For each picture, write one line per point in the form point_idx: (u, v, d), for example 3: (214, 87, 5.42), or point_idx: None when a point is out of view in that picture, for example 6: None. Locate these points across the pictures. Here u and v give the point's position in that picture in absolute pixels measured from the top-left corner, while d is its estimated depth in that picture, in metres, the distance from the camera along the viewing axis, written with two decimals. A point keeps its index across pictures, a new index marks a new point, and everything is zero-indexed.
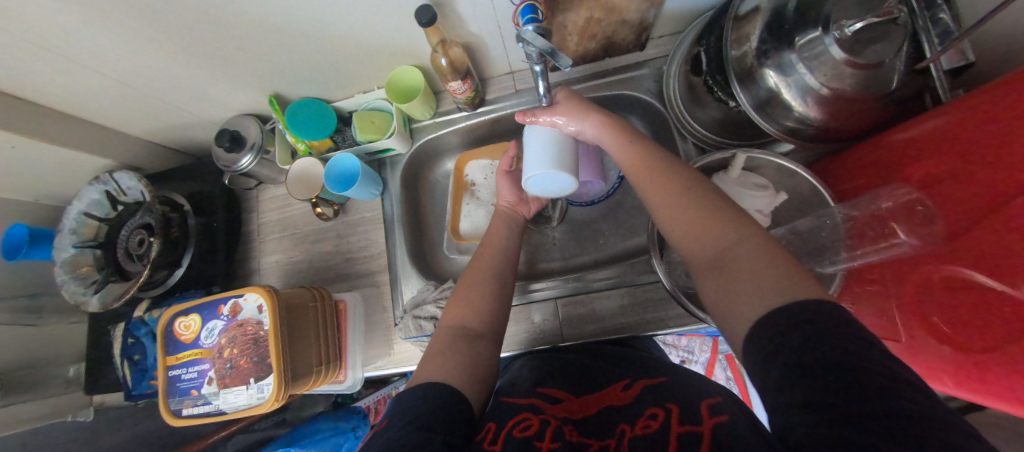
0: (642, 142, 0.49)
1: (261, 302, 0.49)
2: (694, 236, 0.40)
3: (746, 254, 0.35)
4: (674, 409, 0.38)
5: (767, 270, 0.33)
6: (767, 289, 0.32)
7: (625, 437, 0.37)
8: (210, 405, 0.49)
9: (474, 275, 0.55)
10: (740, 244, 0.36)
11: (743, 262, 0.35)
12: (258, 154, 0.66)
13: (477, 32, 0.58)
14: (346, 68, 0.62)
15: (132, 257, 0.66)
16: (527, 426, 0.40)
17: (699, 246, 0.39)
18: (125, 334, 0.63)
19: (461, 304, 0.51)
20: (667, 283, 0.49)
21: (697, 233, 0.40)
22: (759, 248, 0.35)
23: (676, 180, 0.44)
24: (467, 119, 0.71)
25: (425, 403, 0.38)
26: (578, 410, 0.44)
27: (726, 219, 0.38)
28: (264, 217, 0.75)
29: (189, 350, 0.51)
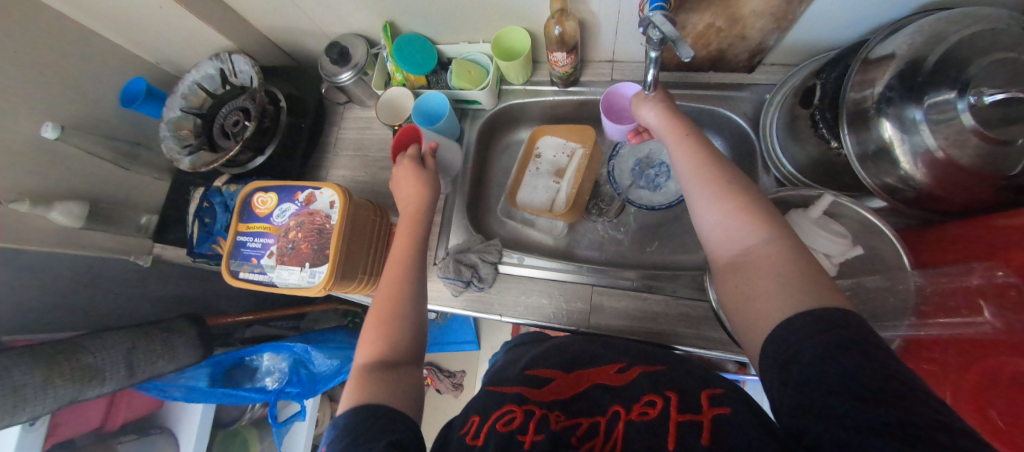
0: (710, 152, 0.46)
1: (334, 198, 0.53)
2: (727, 231, 0.41)
3: (768, 253, 0.37)
4: (673, 397, 0.38)
5: (793, 274, 0.34)
6: (782, 289, 0.34)
7: (619, 419, 0.38)
8: (264, 276, 0.53)
9: (382, 293, 0.51)
10: (766, 243, 0.37)
11: (766, 260, 0.37)
12: (358, 75, 0.71)
13: (597, 11, 0.59)
14: (462, 15, 0.65)
15: (225, 134, 0.72)
16: (512, 418, 0.40)
17: (730, 240, 0.40)
18: (202, 198, 0.69)
19: (371, 341, 0.47)
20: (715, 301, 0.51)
21: (728, 227, 0.41)
22: (785, 250, 0.36)
23: (732, 186, 0.42)
24: (555, 95, 0.73)
25: (359, 419, 0.37)
26: (565, 391, 0.45)
27: (759, 218, 0.39)
28: (343, 133, 0.80)
29: (260, 223, 0.55)
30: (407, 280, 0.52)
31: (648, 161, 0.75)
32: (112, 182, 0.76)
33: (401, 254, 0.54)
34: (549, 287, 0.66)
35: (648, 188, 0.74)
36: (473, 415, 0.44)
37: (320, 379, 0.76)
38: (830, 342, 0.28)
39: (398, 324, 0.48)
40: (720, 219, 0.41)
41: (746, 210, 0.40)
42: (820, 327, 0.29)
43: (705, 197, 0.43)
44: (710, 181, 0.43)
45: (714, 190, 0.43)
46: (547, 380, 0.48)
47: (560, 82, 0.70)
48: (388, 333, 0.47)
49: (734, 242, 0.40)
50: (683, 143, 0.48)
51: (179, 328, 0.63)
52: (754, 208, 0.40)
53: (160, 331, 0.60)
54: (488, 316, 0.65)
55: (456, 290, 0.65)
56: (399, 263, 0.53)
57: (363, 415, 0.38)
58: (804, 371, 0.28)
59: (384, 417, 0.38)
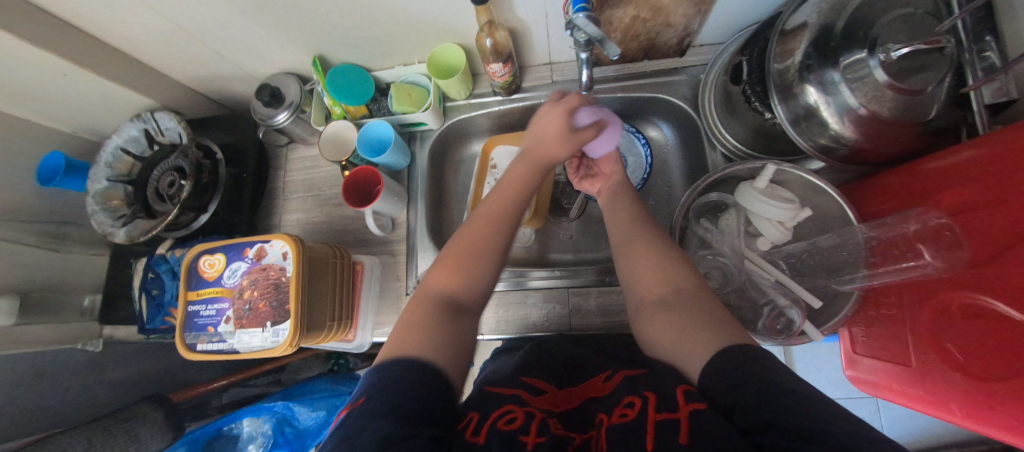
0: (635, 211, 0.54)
1: (286, 249, 0.50)
2: (648, 280, 0.45)
3: (695, 297, 0.42)
4: (652, 397, 0.36)
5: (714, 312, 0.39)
6: (703, 326, 0.38)
7: (602, 426, 0.37)
8: (224, 343, 0.50)
9: (474, 232, 0.52)
10: (695, 287, 0.43)
11: (688, 302, 0.41)
12: (295, 113, 0.68)
13: (524, 18, 0.59)
14: (391, 39, 0.63)
15: (161, 197, 0.68)
16: (512, 418, 0.38)
17: (657, 284, 0.44)
18: (146, 268, 0.65)
19: (448, 272, 0.49)
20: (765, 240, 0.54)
21: (658, 274, 0.45)
22: (703, 296, 0.42)
23: (655, 243, 0.49)
24: (500, 104, 0.72)
25: (402, 390, 0.36)
26: (562, 403, 0.44)
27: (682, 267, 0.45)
28: (290, 175, 0.76)
29: (211, 288, 0.52)
30: (500, 231, 0.52)
31: None
32: (43, 268, 0.70)
33: (507, 193, 0.55)
34: (526, 297, 0.65)
35: None
36: (471, 412, 0.41)
37: (307, 434, 0.71)
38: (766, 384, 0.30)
39: (476, 272, 0.49)
40: (645, 271, 0.46)
41: (663, 264, 0.46)
42: (746, 361, 0.33)
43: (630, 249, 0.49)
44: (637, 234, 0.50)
45: (639, 245, 0.49)
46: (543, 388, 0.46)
47: (502, 92, 0.70)
48: (468, 277, 0.49)
49: (659, 290, 0.44)
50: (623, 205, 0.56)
51: (142, 413, 0.58)
52: (673, 262, 0.46)
53: (120, 421, 0.56)
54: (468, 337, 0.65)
55: None
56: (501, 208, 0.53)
57: (391, 378, 0.38)
58: (762, 391, 0.30)
59: (423, 384, 0.37)
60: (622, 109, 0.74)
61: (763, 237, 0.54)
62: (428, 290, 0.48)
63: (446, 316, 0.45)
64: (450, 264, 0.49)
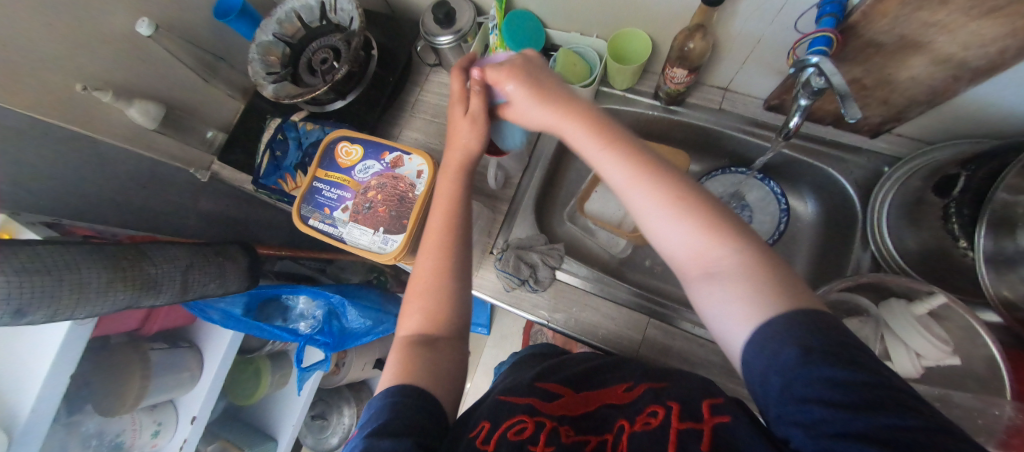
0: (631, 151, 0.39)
1: (422, 169, 0.51)
2: (682, 247, 0.36)
3: (738, 257, 0.34)
4: (674, 407, 0.37)
5: (761, 283, 0.32)
6: (763, 296, 0.32)
7: (623, 432, 0.38)
8: (334, 229, 0.51)
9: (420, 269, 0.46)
10: (733, 248, 0.34)
11: (744, 273, 0.33)
12: (458, 41, 0.67)
13: (735, 35, 0.55)
14: (587, 6, 0.60)
15: (311, 70, 0.70)
16: (523, 429, 0.39)
17: (694, 250, 0.36)
18: (276, 130, 0.68)
19: (417, 311, 0.45)
20: (908, 367, 0.48)
21: (691, 241, 0.36)
22: (746, 254, 0.34)
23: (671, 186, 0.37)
24: (654, 110, 0.69)
25: (395, 412, 0.36)
26: (575, 408, 0.44)
27: (711, 221, 0.35)
28: (425, 95, 0.77)
29: (340, 174, 0.53)
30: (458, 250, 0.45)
31: (732, 199, 0.72)
32: (187, 88, 0.74)
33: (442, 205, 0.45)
34: (602, 305, 0.63)
35: None
36: (483, 420, 0.42)
37: (348, 335, 0.76)
38: (816, 350, 0.27)
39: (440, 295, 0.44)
40: (687, 239, 0.36)
41: (705, 229, 0.35)
42: (777, 328, 0.29)
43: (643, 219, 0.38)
44: (658, 194, 0.37)
45: (672, 208, 0.36)
46: (555, 389, 0.47)
47: (663, 98, 0.66)
48: (445, 302, 0.45)
49: (705, 262, 0.35)
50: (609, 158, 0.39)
51: (232, 254, 0.62)
52: (715, 217, 0.36)
53: (216, 254, 0.60)
54: (530, 318, 0.64)
55: (508, 286, 0.63)
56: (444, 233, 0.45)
57: (399, 406, 0.36)
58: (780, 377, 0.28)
59: (418, 403, 0.37)
60: (776, 164, 0.68)
61: (889, 361, 0.49)
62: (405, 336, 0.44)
63: (424, 355, 0.42)
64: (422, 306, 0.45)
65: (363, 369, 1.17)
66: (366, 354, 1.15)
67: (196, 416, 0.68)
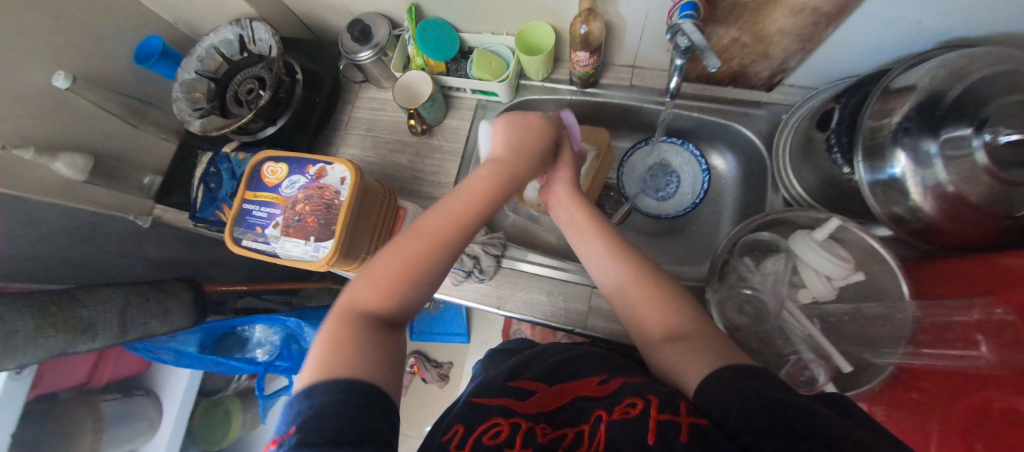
0: (608, 235, 0.48)
1: (345, 175, 0.52)
2: (651, 317, 0.42)
3: (694, 329, 0.39)
4: (654, 400, 0.35)
5: (711, 346, 0.37)
6: (719, 358, 0.35)
7: (601, 421, 0.36)
8: (267, 246, 0.52)
9: (426, 233, 0.41)
10: (688, 320, 0.40)
11: (697, 340, 0.38)
12: (378, 54, 0.70)
13: (624, 15, 0.59)
14: (489, 6, 0.64)
15: (238, 101, 0.71)
16: (498, 431, 0.39)
17: (661, 319, 0.41)
18: (209, 163, 0.69)
19: (378, 287, 0.39)
20: (820, 291, 0.52)
21: (655, 309, 0.42)
22: (706, 331, 0.39)
23: (646, 271, 0.44)
24: (573, 95, 0.73)
25: (350, 418, 0.30)
26: (550, 402, 0.44)
27: (673, 300, 0.42)
28: (357, 111, 0.79)
29: (268, 192, 0.54)
30: (458, 238, 0.42)
31: (660, 167, 0.75)
32: (115, 136, 0.74)
33: (473, 194, 0.44)
34: (547, 283, 0.65)
35: (658, 196, 0.76)
36: (457, 424, 0.42)
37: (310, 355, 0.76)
38: (769, 386, 0.29)
39: (419, 291, 0.40)
40: (651, 308, 0.42)
41: (665, 298, 0.42)
42: (749, 376, 0.31)
43: (629, 292, 0.44)
44: (625, 266, 0.45)
45: (634, 279, 0.44)
46: (532, 391, 0.47)
47: (578, 82, 0.71)
48: (412, 295, 0.40)
49: (666, 325, 0.40)
50: (590, 235, 0.48)
51: (176, 291, 0.62)
52: (672, 291, 0.43)
53: (158, 291, 0.60)
54: (483, 307, 0.66)
55: (457, 279, 0.65)
56: (461, 217, 0.43)
57: (346, 403, 0.30)
58: (746, 400, 0.29)
59: (364, 398, 0.31)
60: (691, 129, 0.73)
61: (806, 289, 0.53)
62: (349, 310, 0.38)
63: (377, 341, 0.36)
64: (400, 277, 0.39)
65: None
66: None
67: None
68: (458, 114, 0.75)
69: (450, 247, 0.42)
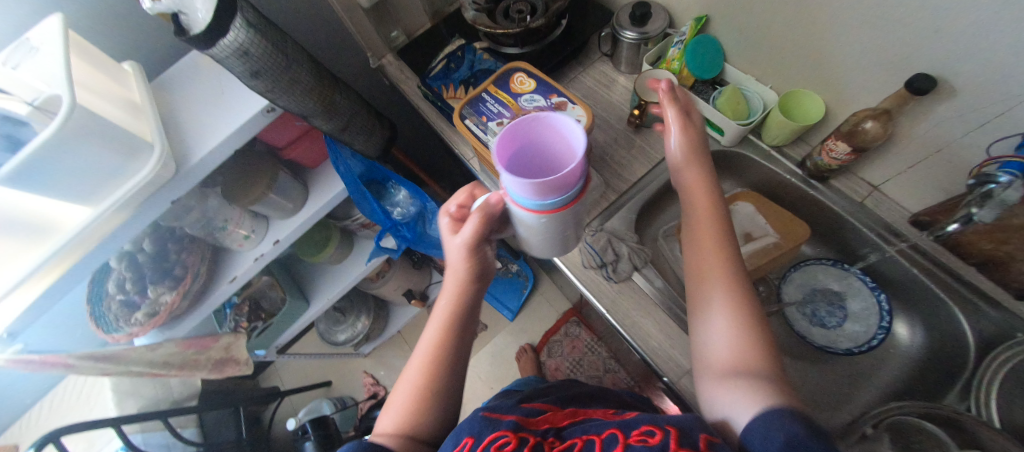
0: (725, 239, 0.46)
1: (580, 119, 0.55)
2: (719, 344, 0.41)
3: (753, 361, 0.38)
4: (672, 430, 0.34)
5: (756, 369, 0.37)
6: (761, 394, 0.34)
7: (616, 441, 0.35)
8: (484, 135, 0.57)
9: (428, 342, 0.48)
10: (752, 353, 0.38)
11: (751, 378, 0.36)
12: (641, 41, 0.72)
13: (917, 136, 0.55)
14: (777, 57, 0.63)
15: (506, 13, 0.78)
16: (504, 444, 0.36)
17: (729, 344, 0.40)
18: (458, 48, 0.78)
19: (397, 401, 0.47)
20: None
21: (725, 337, 0.40)
22: (760, 365, 0.37)
23: (733, 283, 0.43)
24: (794, 177, 0.69)
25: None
26: (557, 420, 0.43)
27: (748, 322, 0.40)
28: (584, 76, 0.82)
29: (507, 95, 0.60)
30: (452, 332, 0.48)
31: (829, 294, 0.71)
32: None
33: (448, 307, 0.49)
34: (663, 321, 0.62)
35: (812, 319, 0.71)
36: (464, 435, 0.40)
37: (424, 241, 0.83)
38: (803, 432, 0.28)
39: (438, 385, 0.46)
40: (720, 347, 0.40)
41: (740, 323, 0.40)
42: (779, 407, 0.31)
43: (706, 304, 0.44)
44: (725, 283, 0.43)
45: (721, 300, 0.42)
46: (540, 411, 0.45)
47: (809, 169, 0.67)
48: (429, 389, 0.46)
49: (735, 361, 0.39)
50: (705, 231, 0.47)
51: (374, 129, 0.73)
52: (751, 322, 0.40)
53: (367, 117, 0.70)
54: (592, 299, 0.64)
55: (587, 262, 0.66)
56: (448, 324, 0.48)
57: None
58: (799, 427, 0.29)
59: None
60: (898, 280, 0.66)
61: None
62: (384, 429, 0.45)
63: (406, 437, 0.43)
64: (416, 399, 0.45)
65: (394, 291, 1.23)
66: (404, 278, 1.22)
67: (279, 241, 0.79)
68: None
69: (453, 345, 0.48)
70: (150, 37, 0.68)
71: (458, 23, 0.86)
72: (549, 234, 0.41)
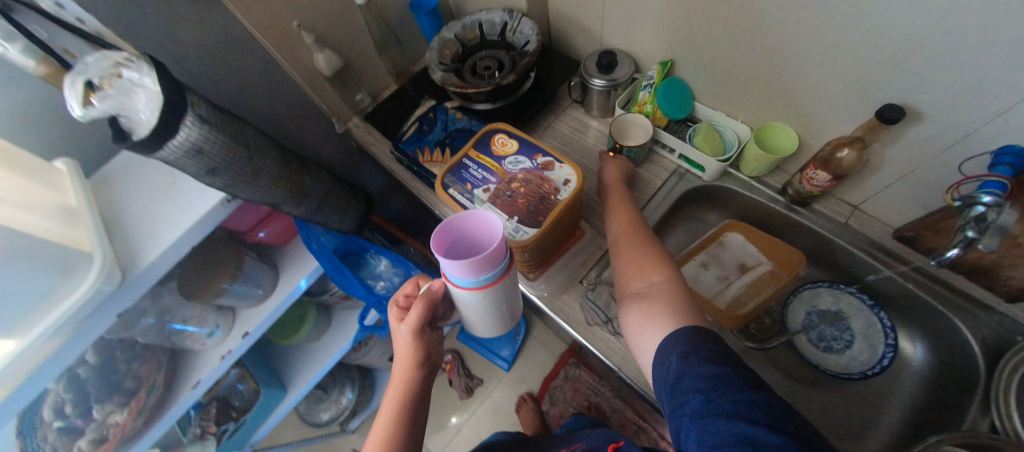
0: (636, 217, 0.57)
1: (569, 178, 0.53)
2: (633, 282, 0.50)
3: (664, 289, 0.46)
4: None
5: (664, 297, 0.45)
6: (668, 319, 0.43)
7: None
8: (471, 204, 0.54)
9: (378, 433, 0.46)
10: (661, 283, 0.47)
11: (660, 304, 0.45)
12: (611, 87, 0.73)
13: (890, 159, 0.57)
14: (743, 96, 0.66)
15: (474, 71, 0.78)
16: None
17: (641, 280, 0.49)
18: (429, 109, 0.76)
19: None
20: None
21: (638, 276, 0.50)
22: (669, 289, 0.46)
23: (645, 245, 0.53)
24: (778, 206, 0.70)
25: None
26: None
27: (656, 265, 0.50)
28: (558, 123, 0.83)
29: (490, 159, 0.57)
30: (404, 419, 0.47)
31: (832, 316, 0.71)
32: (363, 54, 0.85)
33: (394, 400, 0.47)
34: None
35: (823, 346, 0.70)
36: None
37: None
38: (695, 357, 0.36)
39: None
40: (633, 282, 0.50)
41: (648, 264, 0.50)
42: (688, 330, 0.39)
43: (623, 259, 0.53)
44: (638, 243, 0.53)
45: (635, 256, 0.52)
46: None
47: (790, 197, 0.69)
48: None
49: (645, 290, 0.48)
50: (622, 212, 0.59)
51: (349, 204, 0.68)
52: (656, 263, 0.50)
53: (341, 192, 0.66)
54: (603, 359, 0.60)
55: (592, 319, 0.63)
56: (395, 416, 0.47)
57: None
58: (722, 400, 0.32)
59: None
60: (893, 295, 0.66)
61: None
62: None
63: None
64: None
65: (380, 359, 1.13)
66: (390, 343, 1.13)
67: (249, 333, 0.70)
68: (654, 170, 0.75)
69: (405, 433, 0.46)
70: (87, 130, 0.62)
71: (425, 82, 0.86)
72: (485, 312, 0.44)
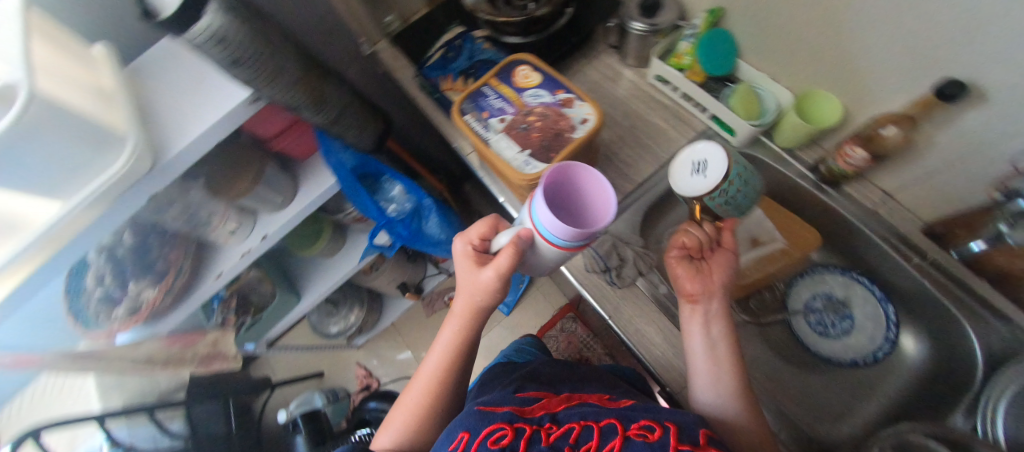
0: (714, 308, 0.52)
1: (587, 118, 0.52)
2: (722, 402, 0.47)
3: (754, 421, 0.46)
4: (670, 426, 0.34)
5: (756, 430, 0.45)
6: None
7: (615, 433, 0.34)
8: (485, 132, 0.54)
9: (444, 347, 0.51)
10: (752, 413, 0.46)
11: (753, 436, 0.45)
12: (651, 33, 0.68)
13: (939, 145, 0.52)
14: (795, 57, 0.60)
15: None
16: (501, 437, 0.34)
17: (734, 404, 0.46)
18: (457, 36, 0.74)
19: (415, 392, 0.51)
20: None
21: (725, 398, 0.47)
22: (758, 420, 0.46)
23: (728, 354, 0.49)
24: (806, 182, 0.67)
25: None
26: (551, 406, 0.42)
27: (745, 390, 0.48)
28: (590, 68, 0.79)
29: (509, 90, 0.56)
30: (467, 341, 0.51)
31: (835, 304, 0.70)
32: None
33: (462, 313, 0.50)
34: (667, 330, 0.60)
35: (817, 329, 0.70)
36: (461, 430, 0.37)
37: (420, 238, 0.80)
38: None
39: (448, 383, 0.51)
40: (723, 403, 0.47)
41: (739, 387, 0.48)
42: None
43: (705, 367, 0.49)
44: (717, 345, 0.49)
45: (717, 367, 0.48)
46: (536, 401, 0.44)
47: (821, 173, 0.65)
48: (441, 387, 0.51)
49: (737, 416, 0.46)
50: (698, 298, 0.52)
51: (367, 124, 0.69)
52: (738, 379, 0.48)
53: (359, 109, 0.67)
54: (597, 306, 0.61)
55: (589, 265, 0.63)
56: (460, 337, 0.51)
57: None
58: None
59: None
60: (906, 291, 0.64)
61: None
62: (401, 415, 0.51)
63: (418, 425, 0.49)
64: (428, 394, 0.50)
65: (388, 284, 1.20)
66: (399, 272, 1.19)
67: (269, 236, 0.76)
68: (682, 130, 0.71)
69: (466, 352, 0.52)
70: None
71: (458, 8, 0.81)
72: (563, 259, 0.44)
